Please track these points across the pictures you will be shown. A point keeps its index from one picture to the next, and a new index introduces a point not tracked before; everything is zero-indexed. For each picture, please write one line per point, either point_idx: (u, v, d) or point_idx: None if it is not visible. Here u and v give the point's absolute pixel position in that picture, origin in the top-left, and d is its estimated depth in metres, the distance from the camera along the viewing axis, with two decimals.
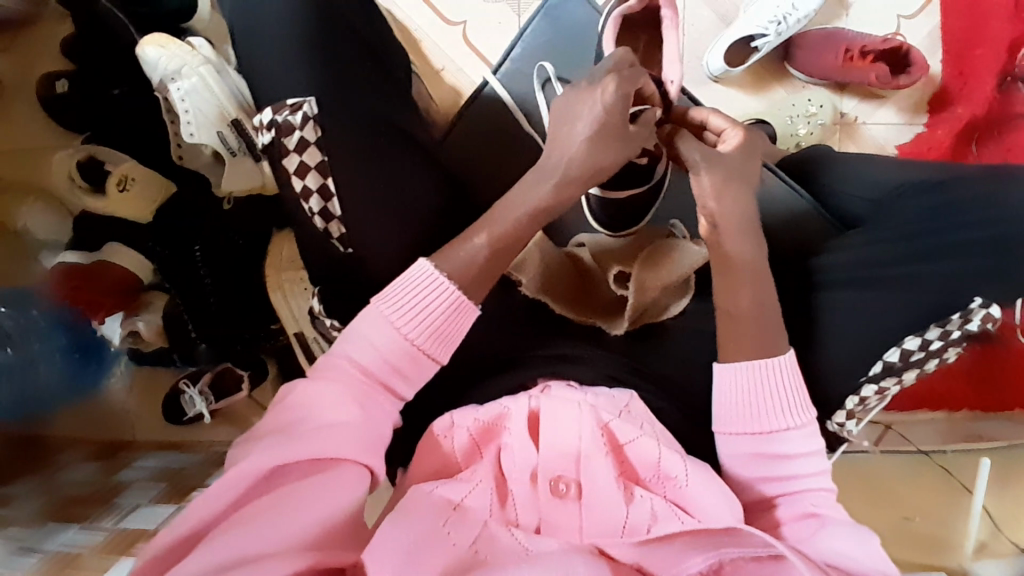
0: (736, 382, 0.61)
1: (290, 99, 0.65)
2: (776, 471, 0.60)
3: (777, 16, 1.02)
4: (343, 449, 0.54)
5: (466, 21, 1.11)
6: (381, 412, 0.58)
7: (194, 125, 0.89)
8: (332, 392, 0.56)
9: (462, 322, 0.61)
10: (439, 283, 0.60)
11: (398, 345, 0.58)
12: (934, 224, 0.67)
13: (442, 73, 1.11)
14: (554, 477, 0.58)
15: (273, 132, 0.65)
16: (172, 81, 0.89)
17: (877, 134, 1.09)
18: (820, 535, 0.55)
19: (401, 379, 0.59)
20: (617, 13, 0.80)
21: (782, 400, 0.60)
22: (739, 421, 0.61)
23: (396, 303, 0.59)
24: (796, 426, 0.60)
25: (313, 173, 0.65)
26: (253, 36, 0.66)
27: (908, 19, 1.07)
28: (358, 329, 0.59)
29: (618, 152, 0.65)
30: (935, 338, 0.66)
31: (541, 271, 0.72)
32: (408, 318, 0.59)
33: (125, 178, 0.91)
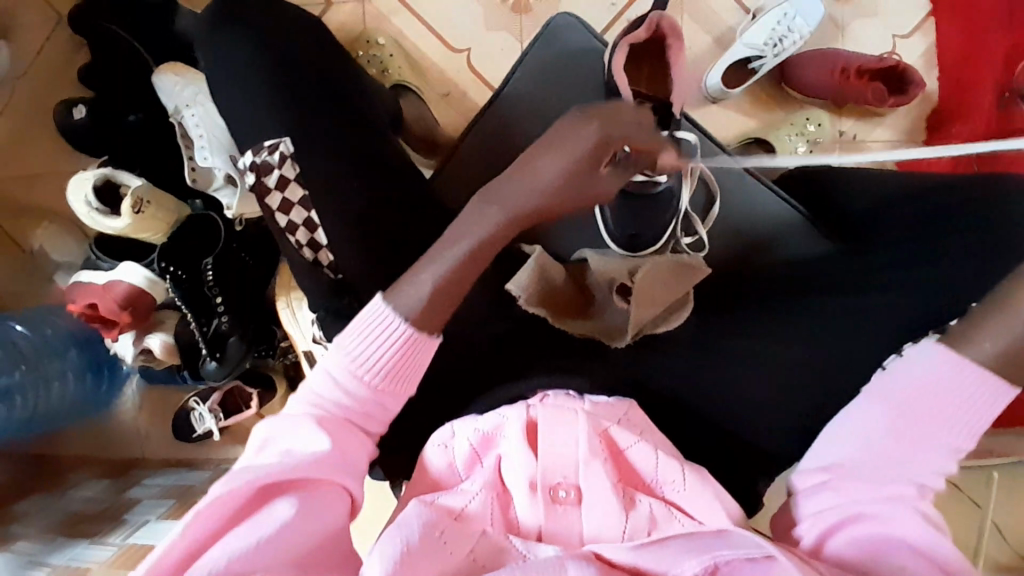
0: (934, 381, 0.53)
1: (267, 141, 0.72)
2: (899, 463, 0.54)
3: (773, 38, 1.05)
4: (327, 472, 0.57)
5: (471, 47, 1.14)
6: (352, 449, 0.60)
7: (207, 148, 0.92)
8: (301, 426, 0.58)
9: (423, 355, 0.62)
10: (391, 321, 0.61)
11: (360, 383, 0.61)
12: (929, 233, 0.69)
13: (447, 98, 1.15)
14: (552, 485, 0.59)
15: (254, 173, 0.72)
16: (186, 108, 0.93)
17: (876, 151, 1.10)
18: (898, 522, 0.52)
19: (369, 416, 0.62)
20: (622, 43, 0.75)
21: (958, 413, 0.53)
22: (900, 398, 0.54)
23: (352, 345, 0.61)
24: (955, 441, 0.53)
25: (297, 208, 0.72)
26: None
27: (903, 38, 1.09)
28: (320, 369, 0.62)
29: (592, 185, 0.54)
30: None
31: (540, 291, 0.71)
32: (365, 360, 0.61)
33: (140, 201, 0.90)
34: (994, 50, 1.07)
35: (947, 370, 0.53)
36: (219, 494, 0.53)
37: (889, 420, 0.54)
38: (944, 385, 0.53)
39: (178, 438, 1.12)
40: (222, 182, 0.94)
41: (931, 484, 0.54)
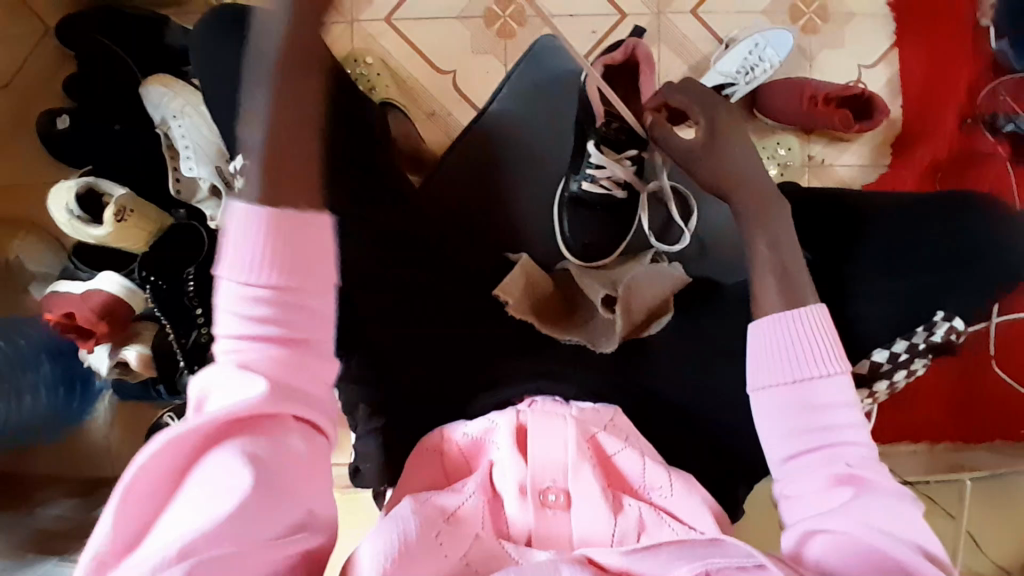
0: (776, 339, 0.62)
1: (257, 141, 0.70)
2: (812, 423, 0.59)
3: (744, 66, 1.10)
4: (264, 412, 0.52)
5: (456, 70, 1.18)
6: (275, 367, 0.54)
7: (193, 160, 0.93)
8: (230, 376, 0.54)
9: (311, 236, 0.55)
10: (264, 219, 0.54)
11: (264, 295, 0.54)
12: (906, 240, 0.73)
13: (432, 117, 1.17)
14: (542, 489, 0.59)
15: (246, 173, 0.70)
16: (174, 118, 0.94)
17: (844, 174, 1.15)
18: (859, 501, 0.55)
19: (285, 324, 0.55)
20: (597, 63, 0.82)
21: (812, 349, 0.61)
22: (776, 374, 0.61)
23: (243, 258, 0.54)
24: (828, 373, 0.60)
25: None
26: None
27: (868, 68, 1.15)
28: (219, 309, 0.55)
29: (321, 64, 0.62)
30: (902, 350, 0.71)
31: (524, 290, 0.73)
32: (259, 268, 0.54)
33: (123, 209, 0.90)
34: (961, 77, 1.14)
35: (785, 321, 0.62)
36: (156, 453, 0.50)
37: (784, 403, 0.60)
38: (808, 346, 0.61)
39: None
40: (206, 194, 0.96)
41: (852, 424, 0.59)
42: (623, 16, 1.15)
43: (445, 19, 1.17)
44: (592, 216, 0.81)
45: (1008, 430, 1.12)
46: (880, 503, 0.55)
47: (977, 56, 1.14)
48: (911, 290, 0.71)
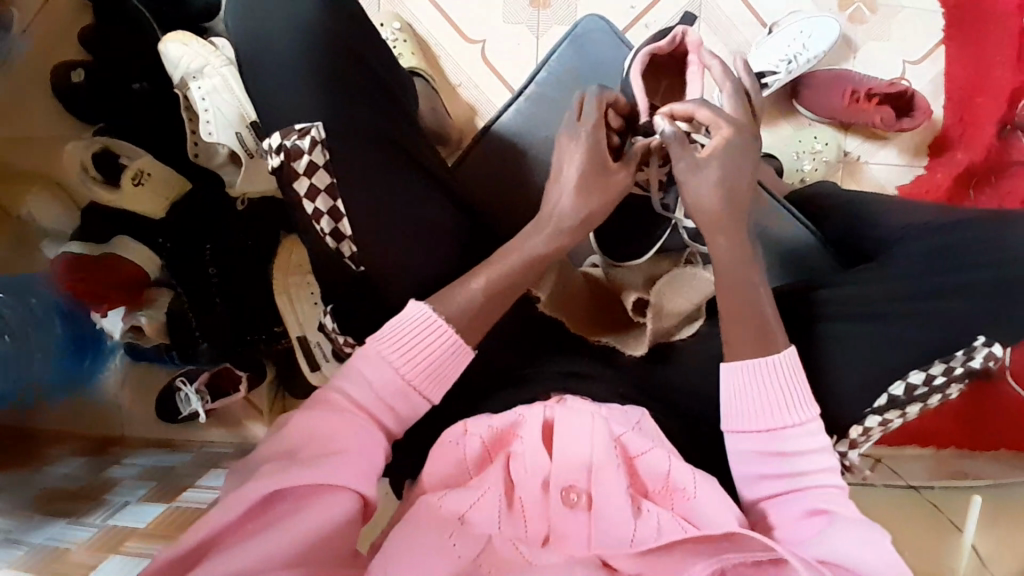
0: (748, 383, 0.61)
1: (298, 124, 0.66)
2: (786, 467, 0.60)
3: (788, 55, 1.05)
4: (337, 478, 0.53)
5: (485, 40, 1.13)
6: (369, 446, 0.57)
7: (213, 124, 0.90)
8: (332, 423, 0.57)
9: (459, 365, 0.63)
10: (434, 321, 0.61)
11: (390, 382, 0.59)
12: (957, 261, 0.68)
13: (459, 89, 1.13)
14: (565, 486, 0.58)
15: (281, 157, 0.66)
16: (194, 79, 0.91)
17: (877, 174, 1.12)
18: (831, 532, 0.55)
19: (391, 413, 0.60)
20: (644, 51, 0.74)
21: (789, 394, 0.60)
22: (750, 419, 0.60)
23: (396, 344, 0.60)
24: (802, 420, 0.60)
25: (324, 196, 0.66)
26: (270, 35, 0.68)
27: (913, 64, 1.11)
28: (355, 365, 0.60)
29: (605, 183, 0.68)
30: (938, 372, 0.66)
31: (557, 287, 0.72)
32: (408, 360, 0.60)
33: (141, 172, 0.91)
34: (1003, 80, 1.09)
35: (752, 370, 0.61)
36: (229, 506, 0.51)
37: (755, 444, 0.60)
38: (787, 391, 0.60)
39: (163, 418, 1.09)
40: (226, 160, 0.94)
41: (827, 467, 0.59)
42: None
43: None
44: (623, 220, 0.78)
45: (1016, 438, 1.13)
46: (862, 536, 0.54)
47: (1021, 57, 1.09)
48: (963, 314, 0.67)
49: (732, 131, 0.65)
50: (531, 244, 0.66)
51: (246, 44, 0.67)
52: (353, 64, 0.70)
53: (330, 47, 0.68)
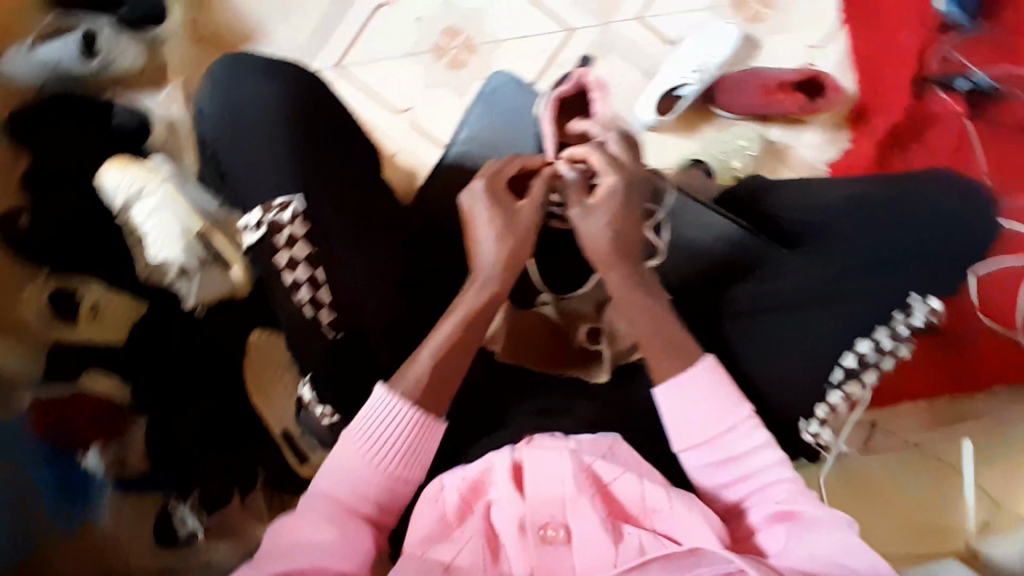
0: (678, 405, 0.66)
1: (276, 198, 0.67)
2: (737, 472, 0.65)
3: (699, 66, 1.10)
4: (317, 566, 0.57)
5: (412, 107, 1.17)
6: (356, 535, 0.60)
7: (160, 243, 0.91)
8: (310, 518, 0.60)
9: (428, 441, 0.65)
10: (395, 404, 0.64)
11: (365, 475, 0.62)
12: (885, 228, 0.75)
13: (397, 157, 1.16)
14: (542, 524, 0.58)
15: (262, 230, 0.67)
16: (134, 203, 0.93)
17: (808, 156, 1.15)
18: (798, 533, 0.60)
19: (373, 502, 0.63)
20: (550, 97, 0.76)
21: (720, 405, 0.66)
22: (696, 435, 0.66)
23: (365, 437, 0.63)
24: (737, 424, 0.65)
25: (303, 266, 0.68)
26: (234, 121, 0.70)
27: (817, 49, 1.17)
28: (330, 461, 0.63)
29: (520, 226, 0.68)
30: (885, 338, 0.72)
31: (512, 334, 0.75)
32: (378, 451, 0.63)
33: (95, 305, 0.94)
34: (909, 42, 1.14)
35: (691, 390, 0.66)
36: None
37: (707, 457, 0.66)
38: (722, 404, 0.66)
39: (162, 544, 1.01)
40: (177, 274, 0.94)
41: (775, 466, 0.65)
42: (570, 32, 1.16)
43: (394, 59, 1.17)
44: (564, 255, 0.78)
45: (1010, 375, 1.11)
46: (824, 531, 0.59)
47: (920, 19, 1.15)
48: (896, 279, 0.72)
49: (621, 179, 0.69)
50: (467, 300, 0.68)
51: (213, 131, 0.71)
52: (319, 130, 0.73)
53: (302, 121, 0.71)
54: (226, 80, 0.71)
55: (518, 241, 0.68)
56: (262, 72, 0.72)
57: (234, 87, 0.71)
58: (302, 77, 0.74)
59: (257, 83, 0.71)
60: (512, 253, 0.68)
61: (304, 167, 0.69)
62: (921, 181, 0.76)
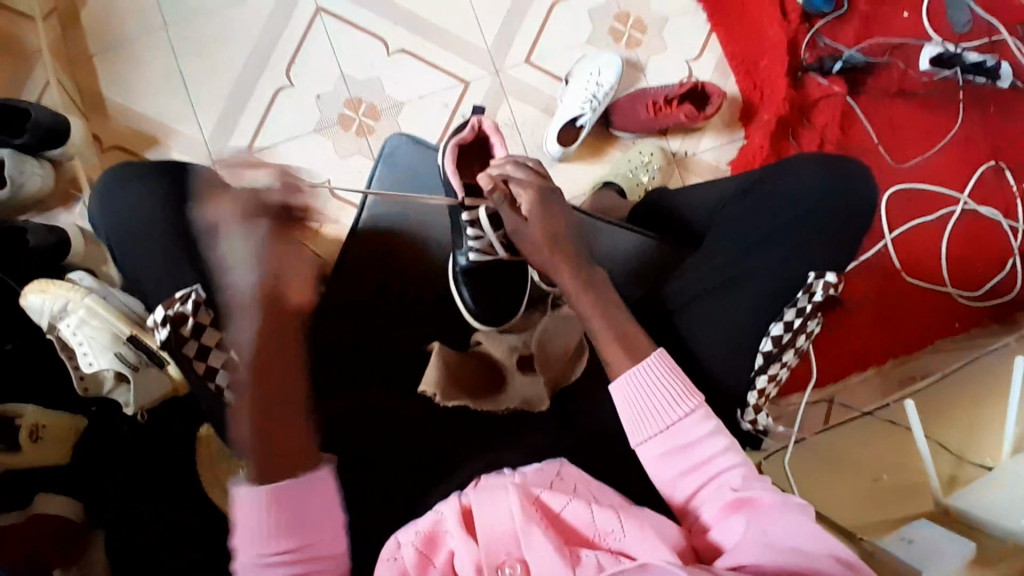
0: (632, 396, 0.65)
1: (178, 292, 0.75)
2: (693, 462, 0.63)
3: (588, 97, 1.17)
4: None
5: (329, 178, 1.20)
6: None
7: (91, 354, 0.91)
8: None
9: (316, 503, 0.63)
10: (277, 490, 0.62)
11: (274, 566, 0.61)
12: (773, 209, 0.77)
13: (323, 228, 1.19)
14: (498, 564, 0.59)
15: (168, 325, 0.73)
16: (61, 319, 0.93)
17: (709, 158, 1.23)
18: (754, 522, 0.59)
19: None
20: (450, 144, 0.80)
21: (671, 394, 0.65)
22: (650, 428, 0.64)
23: (259, 532, 0.62)
24: (688, 413, 0.64)
25: (213, 351, 0.74)
26: (125, 222, 0.79)
27: (695, 61, 1.25)
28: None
29: (287, 269, 0.66)
30: (793, 317, 0.74)
31: (448, 379, 0.75)
32: (281, 538, 0.62)
33: (35, 427, 0.90)
34: (777, 37, 1.24)
35: (640, 382, 0.66)
36: None
37: (663, 449, 0.64)
38: (673, 392, 0.65)
39: None
40: (114, 382, 0.94)
41: (728, 453, 0.63)
42: (466, 83, 1.22)
43: (304, 136, 1.21)
44: (490, 282, 0.83)
45: (944, 328, 1.21)
46: (784, 520, 0.58)
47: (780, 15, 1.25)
48: (797, 251, 0.74)
49: (533, 192, 0.74)
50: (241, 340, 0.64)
51: (111, 235, 0.80)
52: (200, 219, 0.80)
53: (180, 213, 0.79)
54: (119, 188, 0.81)
55: (276, 279, 0.65)
56: (140, 181, 0.81)
57: (122, 194, 0.80)
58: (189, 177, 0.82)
59: (144, 188, 0.80)
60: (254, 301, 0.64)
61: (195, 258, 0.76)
62: (800, 159, 0.80)
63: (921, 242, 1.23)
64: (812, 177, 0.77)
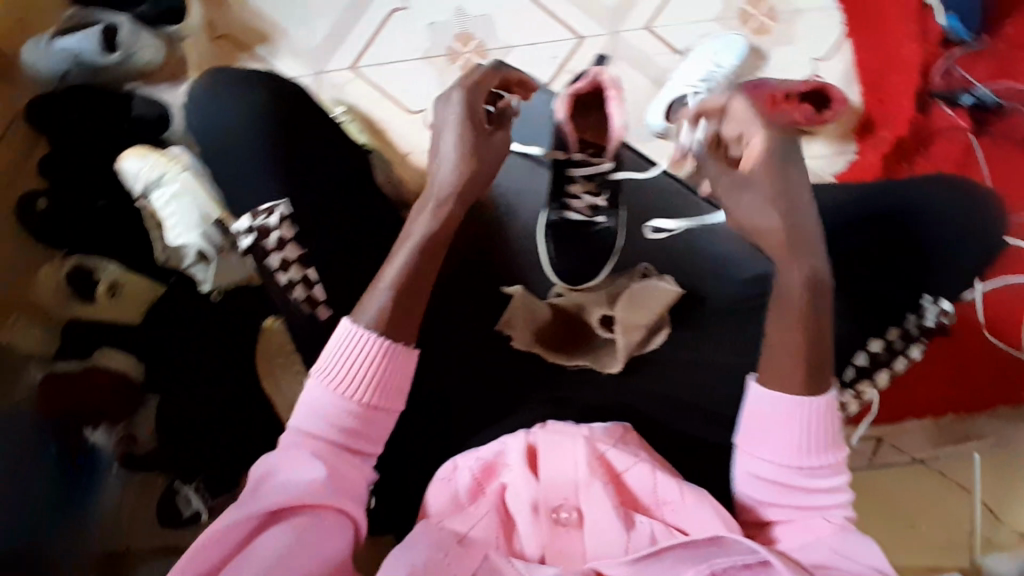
0: (764, 412, 0.62)
1: (262, 205, 0.73)
2: (795, 487, 0.62)
3: (705, 75, 1.12)
4: (318, 500, 0.57)
5: (426, 109, 1.18)
6: (349, 473, 0.60)
7: (177, 228, 0.94)
8: (295, 459, 0.59)
9: (405, 369, 0.62)
10: (367, 337, 0.61)
11: (342, 401, 0.60)
12: (901, 227, 0.75)
13: (409, 156, 1.17)
14: (554, 507, 0.60)
15: (253, 235, 0.72)
16: (154, 188, 0.95)
17: (815, 166, 1.18)
18: (827, 539, 0.59)
19: (360, 438, 0.61)
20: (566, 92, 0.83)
21: (815, 435, 0.61)
22: (764, 446, 0.62)
23: (333, 365, 0.61)
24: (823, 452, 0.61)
25: (296, 265, 0.72)
26: (216, 146, 0.76)
27: (823, 61, 1.20)
28: (306, 395, 0.61)
29: (483, 164, 0.70)
30: (896, 337, 0.74)
31: (528, 324, 0.78)
32: (349, 383, 0.61)
33: (114, 285, 0.97)
34: (912, 55, 1.18)
35: (771, 401, 0.62)
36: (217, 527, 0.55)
37: (775, 472, 0.62)
38: (807, 416, 0.61)
39: (165, 522, 1.02)
40: (194, 258, 0.95)
41: (833, 490, 0.62)
42: (580, 40, 1.19)
43: (409, 61, 1.19)
44: (576, 244, 0.85)
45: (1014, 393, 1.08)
46: (864, 543, 0.58)
47: (923, 33, 1.18)
48: (913, 276, 0.73)
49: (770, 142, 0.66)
50: (415, 226, 0.67)
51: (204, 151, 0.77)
52: (307, 155, 0.77)
53: (272, 144, 0.75)
54: (221, 107, 0.76)
55: (469, 169, 0.69)
56: (240, 85, 0.77)
57: (217, 111, 0.76)
58: (289, 105, 0.79)
59: (244, 109, 0.76)
60: (441, 189, 0.69)
61: (287, 182, 0.74)
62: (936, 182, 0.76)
63: (1020, 301, 1.10)
64: (943, 199, 0.74)
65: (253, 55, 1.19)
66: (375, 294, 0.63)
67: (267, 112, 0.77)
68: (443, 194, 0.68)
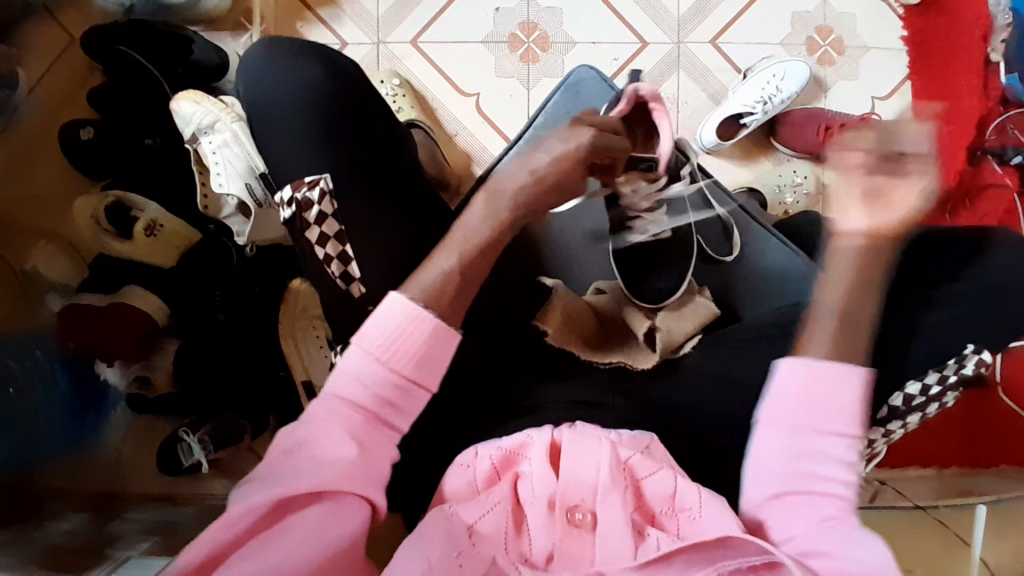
0: (804, 391, 0.64)
1: (306, 177, 0.71)
2: (814, 476, 0.63)
3: (762, 97, 1.12)
4: (345, 482, 0.56)
5: (480, 93, 1.19)
6: (381, 451, 0.59)
7: (223, 176, 0.93)
8: (328, 432, 0.58)
9: (446, 350, 0.62)
10: (419, 314, 0.61)
11: (387, 380, 0.60)
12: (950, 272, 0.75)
13: (456, 138, 1.18)
14: (570, 507, 0.59)
15: (293, 209, 0.70)
16: (205, 134, 0.95)
17: None
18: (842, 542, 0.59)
19: (395, 411, 0.60)
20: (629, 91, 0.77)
21: (837, 408, 0.64)
22: (792, 426, 0.64)
23: (379, 339, 0.60)
24: (845, 434, 0.63)
25: (332, 242, 0.70)
26: (269, 101, 0.72)
27: (882, 100, 1.19)
28: (344, 366, 0.60)
29: (573, 182, 0.69)
30: (934, 382, 0.71)
31: (564, 314, 0.75)
32: (394, 353, 0.60)
33: (153, 224, 0.95)
34: (971, 108, 1.16)
35: (804, 380, 0.64)
36: (240, 503, 0.55)
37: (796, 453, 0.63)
38: (840, 399, 0.64)
39: (166, 470, 1.01)
40: (233, 210, 0.96)
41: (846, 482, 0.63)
42: (643, 45, 1.19)
43: (470, 44, 1.19)
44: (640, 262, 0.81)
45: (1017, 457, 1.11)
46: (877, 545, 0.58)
47: (984, 86, 1.17)
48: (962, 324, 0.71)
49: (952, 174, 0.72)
50: (478, 218, 0.67)
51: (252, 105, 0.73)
52: (365, 122, 0.74)
53: (330, 107, 0.72)
54: (278, 60, 0.73)
55: (558, 183, 0.68)
56: (298, 52, 0.74)
57: (275, 65, 0.73)
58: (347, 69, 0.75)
59: (304, 66, 0.73)
60: (522, 192, 0.68)
61: (341, 149, 0.72)
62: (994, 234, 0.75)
63: None
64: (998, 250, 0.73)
65: (315, 17, 1.19)
66: (439, 272, 0.64)
67: (329, 70, 0.73)
68: (520, 192, 0.68)
